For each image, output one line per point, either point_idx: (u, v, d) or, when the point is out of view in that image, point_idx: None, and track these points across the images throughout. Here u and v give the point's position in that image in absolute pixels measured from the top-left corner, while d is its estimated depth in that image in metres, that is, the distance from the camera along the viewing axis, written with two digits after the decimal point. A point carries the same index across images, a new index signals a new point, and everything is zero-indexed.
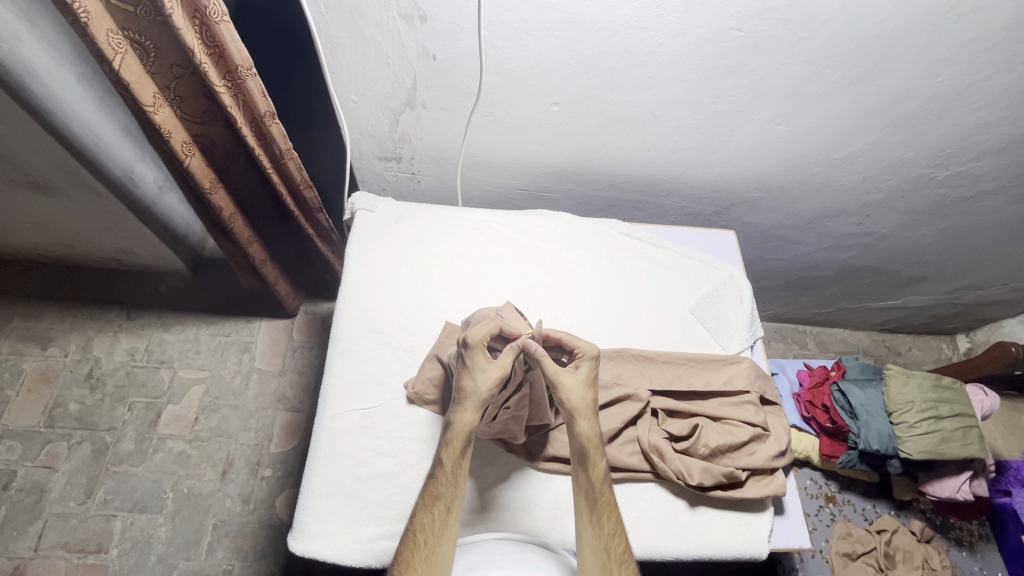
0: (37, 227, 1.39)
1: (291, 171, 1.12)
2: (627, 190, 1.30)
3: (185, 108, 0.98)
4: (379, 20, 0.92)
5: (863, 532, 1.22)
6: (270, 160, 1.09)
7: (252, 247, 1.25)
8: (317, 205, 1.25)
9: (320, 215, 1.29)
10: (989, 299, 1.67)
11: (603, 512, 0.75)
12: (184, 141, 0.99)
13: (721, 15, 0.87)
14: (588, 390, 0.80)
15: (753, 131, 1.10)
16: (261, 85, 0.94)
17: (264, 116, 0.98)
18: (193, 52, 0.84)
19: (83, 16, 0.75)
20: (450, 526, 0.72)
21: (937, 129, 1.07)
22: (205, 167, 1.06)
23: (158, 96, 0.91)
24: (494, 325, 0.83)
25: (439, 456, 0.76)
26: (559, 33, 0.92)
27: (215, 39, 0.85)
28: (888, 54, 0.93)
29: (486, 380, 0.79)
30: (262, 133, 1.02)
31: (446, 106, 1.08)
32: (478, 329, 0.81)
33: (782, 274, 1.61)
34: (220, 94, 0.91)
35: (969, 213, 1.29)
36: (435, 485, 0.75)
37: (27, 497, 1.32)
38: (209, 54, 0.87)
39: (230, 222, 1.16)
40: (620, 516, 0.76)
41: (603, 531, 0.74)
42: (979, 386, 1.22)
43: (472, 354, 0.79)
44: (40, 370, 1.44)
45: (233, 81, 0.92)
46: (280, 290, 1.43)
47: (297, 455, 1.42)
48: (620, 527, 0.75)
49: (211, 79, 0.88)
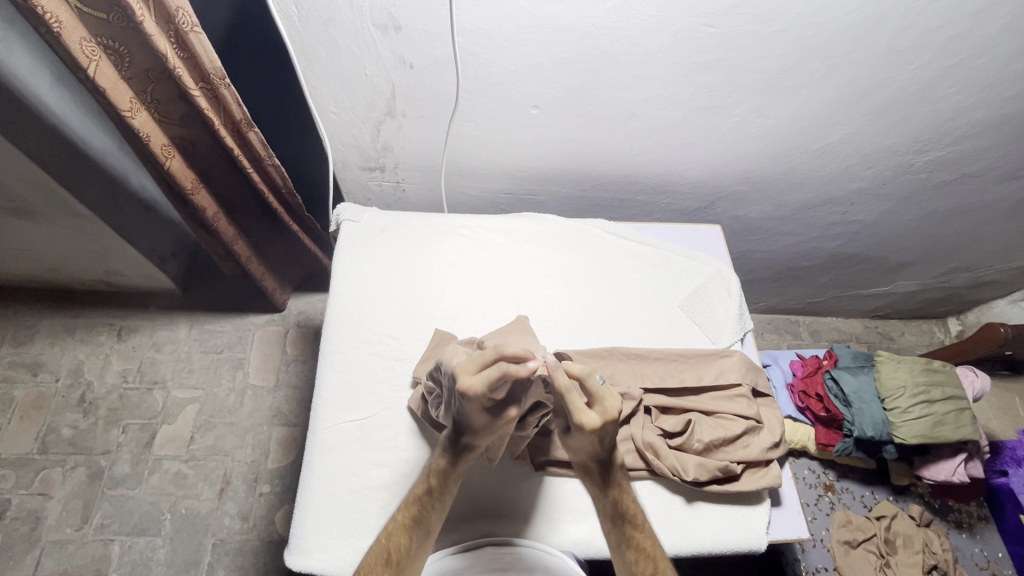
0: (23, 254, 1.38)
1: (272, 174, 1.14)
2: (613, 189, 1.30)
3: (161, 110, 0.97)
4: (355, 31, 0.92)
5: (863, 520, 1.22)
6: (250, 162, 1.10)
7: (237, 244, 1.25)
8: (301, 207, 1.29)
9: (303, 212, 1.31)
10: (978, 280, 1.68)
11: (632, 543, 0.76)
12: (163, 144, 0.98)
13: (693, 12, 0.88)
14: (597, 446, 0.74)
15: (733, 126, 1.11)
16: (236, 94, 0.96)
17: (242, 124, 1.00)
18: (168, 59, 0.84)
19: (55, 26, 0.74)
20: (422, 542, 0.76)
21: (913, 115, 1.08)
22: (186, 168, 1.05)
23: (134, 101, 0.90)
24: (495, 374, 0.70)
25: (426, 477, 0.79)
26: (535, 37, 0.92)
27: (187, 46, 0.85)
28: (859, 44, 0.94)
29: (479, 426, 0.75)
30: (241, 136, 1.03)
31: (426, 114, 1.09)
32: (474, 386, 0.69)
33: (770, 266, 1.63)
34: (195, 100, 0.91)
35: (951, 196, 1.30)
36: (417, 506, 0.77)
37: (22, 526, 1.30)
38: (182, 59, 0.87)
39: (213, 221, 1.15)
40: (652, 548, 0.76)
41: (624, 559, 0.75)
42: (970, 367, 1.23)
43: (471, 405, 0.71)
44: (31, 396, 1.43)
45: (209, 86, 0.93)
46: (268, 286, 1.43)
47: (296, 470, 1.41)
48: (649, 552, 0.75)
49: (187, 83, 0.89)
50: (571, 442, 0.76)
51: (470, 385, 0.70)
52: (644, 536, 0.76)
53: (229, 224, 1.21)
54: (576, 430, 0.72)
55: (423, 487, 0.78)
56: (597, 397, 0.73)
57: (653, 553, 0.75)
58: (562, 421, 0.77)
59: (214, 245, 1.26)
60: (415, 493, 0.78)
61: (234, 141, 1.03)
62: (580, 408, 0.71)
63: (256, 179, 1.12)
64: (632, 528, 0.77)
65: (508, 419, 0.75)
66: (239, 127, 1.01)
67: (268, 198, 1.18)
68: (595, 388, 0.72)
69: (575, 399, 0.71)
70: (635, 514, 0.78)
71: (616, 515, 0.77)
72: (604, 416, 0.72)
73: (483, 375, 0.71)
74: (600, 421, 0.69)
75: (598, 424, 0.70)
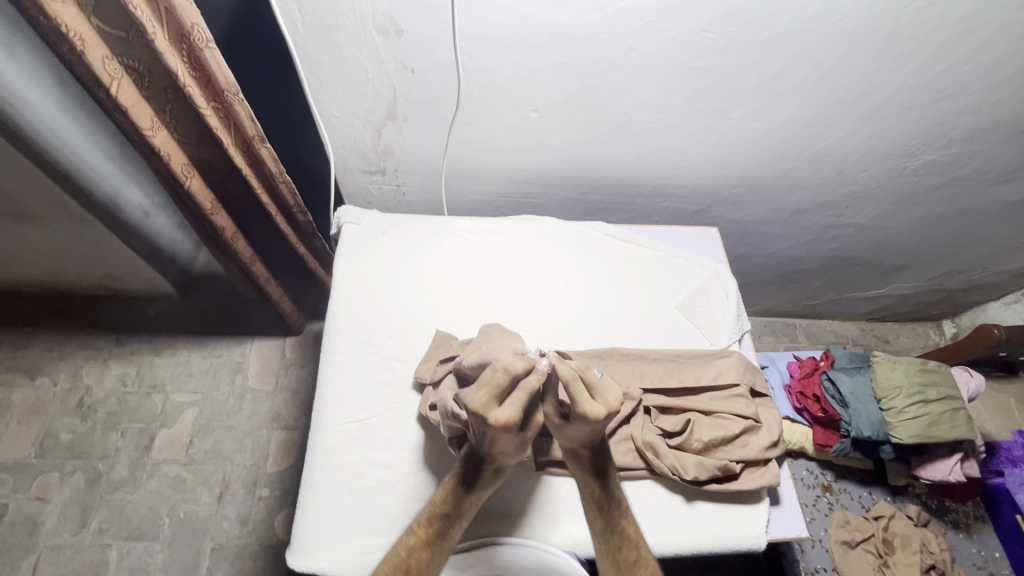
0: (23, 257, 1.38)
1: (283, 193, 1.16)
2: (611, 193, 1.32)
3: (180, 130, 0.98)
4: (357, 36, 0.93)
5: (861, 520, 1.23)
6: (260, 180, 1.11)
7: (256, 265, 1.26)
8: (311, 229, 1.32)
9: (311, 232, 1.33)
10: (972, 283, 1.70)
11: (618, 529, 0.77)
12: (183, 163, 0.99)
13: (690, 18, 0.90)
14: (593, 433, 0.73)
15: (729, 130, 1.13)
16: (248, 109, 0.97)
17: (254, 140, 1.01)
18: (179, 77, 0.85)
19: (79, 44, 0.75)
20: (440, 554, 0.75)
21: (904, 120, 1.10)
22: (204, 188, 1.05)
23: (155, 119, 0.91)
24: (519, 399, 0.67)
25: (443, 483, 0.78)
26: (534, 42, 0.93)
27: (201, 64, 0.86)
28: (850, 50, 0.95)
29: (511, 450, 0.72)
30: (252, 154, 1.05)
31: (428, 118, 1.10)
32: (512, 417, 0.66)
33: (767, 269, 1.64)
34: (206, 117, 0.92)
35: (944, 199, 1.32)
36: (431, 512, 0.76)
37: (19, 531, 1.30)
38: (195, 77, 0.88)
39: (232, 242, 1.16)
40: (634, 529, 0.78)
41: (608, 545, 0.76)
42: (965, 368, 1.24)
43: (501, 435, 0.68)
44: (29, 401, 1.43)
45: (221, 103, 0.93)
46: (285, 309, 1.44)
47: (295, 474, 1.41)
48: (632, 537, 0.77)
49: (197, 101, 0.89)
50: (567, 432, 0.73)
51: (506, 418, 0.66)
52: (629, 520, 0.78)
53: (247, 247, 1.22)
54: (579, 419, 0.69)
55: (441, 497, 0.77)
56: (598, 387, 0.70)
57: (635, 539, 0.77)
58: (555, 414, 0.72)
59: (232, 268, 1.27)
60: (434, 502, 0.77)
61: (243, 158, 1.04)
62: (584, 399, 0.68)
63: (266, 199, 1.13)
64: (620, 515, 0.78)
65: (536, 431, 0.72)
66: (250, 144, 1.02)
67: (275, 218, 1.18)
68: (596, 380, 0.71)
69: (577, 389, 0.69)
70: (618, 498, 0.78)
71: (604, 503, 0.77)
72: (609, 407, 0.69)
73: (511, 403, 0.67)
74: (605, 411, 0.67)
75: (603, 416, 0.68)
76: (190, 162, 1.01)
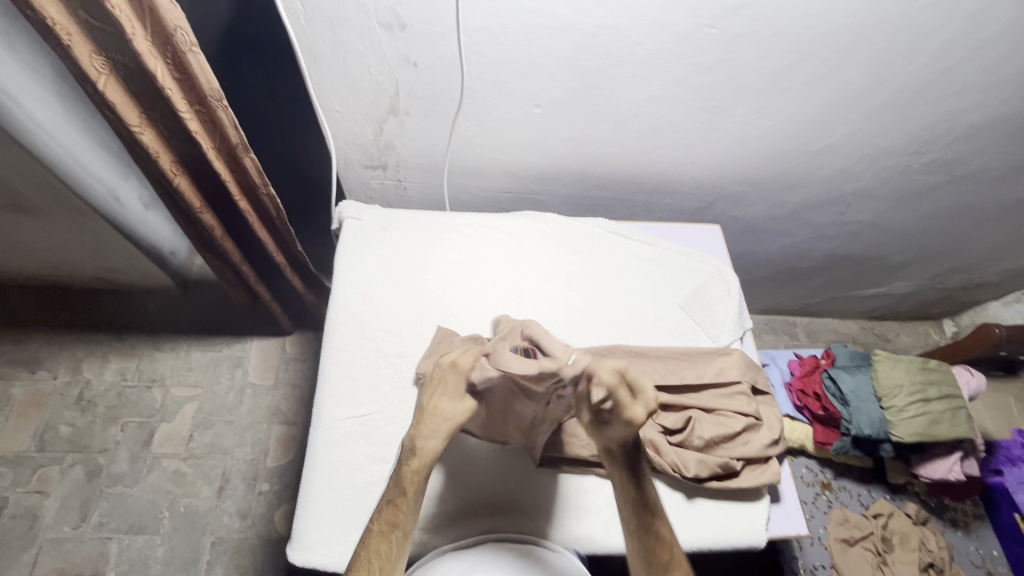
0: (22, 250, 1.38)
1: (265, 204, 1.15)
2: (613, 189, 1.31)
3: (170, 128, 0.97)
4: (359, 30, 0.93)
5: (860, 518, 1.23)
6: (244, 189, 1.10)
7: (245, 267, 1.28)
8: (292, 237, 1.28)
9: (293, 243, 1.30)
10: (973, 282, 1.70)
11: (654, 532, 0.76)
12: (172, 161, 0.99)
13: (694, 14, 0.89)
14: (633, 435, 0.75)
15: (733, 127, 1.12)
16: (232, 116, 0.96)
17: (237, 148, 1.00)
18: (158, 79, 0.83)
19: (65, 38, 0.74)
20: (404, 548, 0.74)
21: (908, 119, 1.10)
22: (193, 187, 1.06)
23: (143, 117, 0.90)
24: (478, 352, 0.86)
25: (400, 466, 0.79)
26: (538, 37, 0.93)
27: (183, 67, 0.85)
28: (856, 47, 0.95)
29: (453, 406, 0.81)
30: (235, 161, 1.03)
31: (430, 113, 1.09)
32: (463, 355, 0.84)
33: (768, 267, 1.64)
34: (186, 121, 0.91)
35: (947, 198, 1.32)
36: (391, 512, 0.75)
37: (20, 524, 1.30)
38: (176, 80, 0.87)
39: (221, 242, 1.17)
40: (670, 531, 0.77)
41: (642, 546, 0.76)
42: (966, 367, 1.25)
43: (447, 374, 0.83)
44: (29, 394, 1.43)
45: (204, 108, 0.92)
46: (274, 311, 1.44)
47: (294, 469, 1.41)
48: (667, 540, 0.76)
49: (177, 105, 0.88)
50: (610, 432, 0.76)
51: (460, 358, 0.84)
52: (665, 523, 0.77)
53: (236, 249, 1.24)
54: (618, 417, 0.73)
55: (396, 493, 0.76)
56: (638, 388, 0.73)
57: (672, 541, 0.76)
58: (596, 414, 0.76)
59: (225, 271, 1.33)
60: (389, 499, 0.76)
61: (226, 165, 1.04)
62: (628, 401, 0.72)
63: (245, 207, 1.12)
64: (655, 518, 0.77)
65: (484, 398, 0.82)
66: (234, 153, 1.02)
67: (257, 226, 1.18)
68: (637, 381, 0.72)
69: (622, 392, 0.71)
70: (654, 500, 0.77)
71: (643, 506, 0.76)
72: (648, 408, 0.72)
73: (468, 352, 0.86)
74: (645, 413, 0.71)
75: (642, 417, 0.71)
76: (178, 161, 1.01)
